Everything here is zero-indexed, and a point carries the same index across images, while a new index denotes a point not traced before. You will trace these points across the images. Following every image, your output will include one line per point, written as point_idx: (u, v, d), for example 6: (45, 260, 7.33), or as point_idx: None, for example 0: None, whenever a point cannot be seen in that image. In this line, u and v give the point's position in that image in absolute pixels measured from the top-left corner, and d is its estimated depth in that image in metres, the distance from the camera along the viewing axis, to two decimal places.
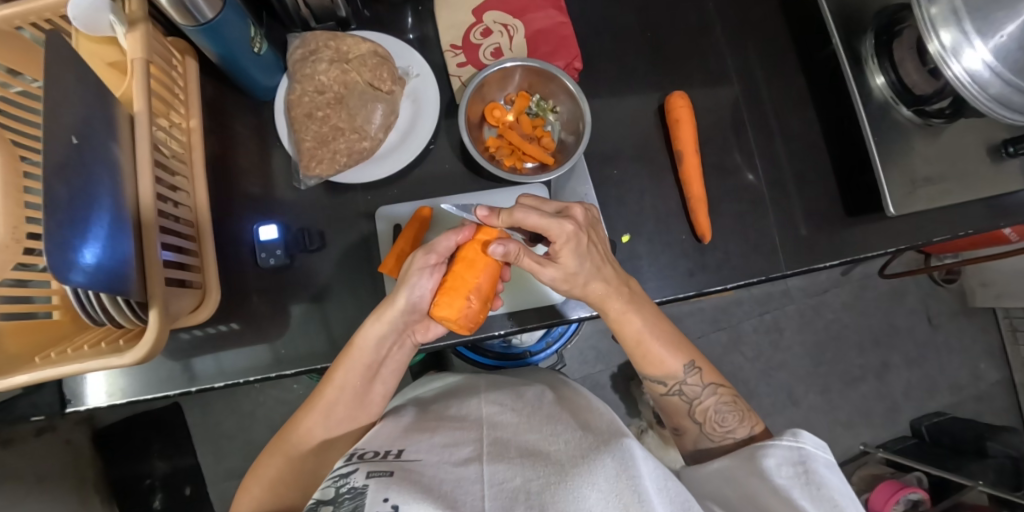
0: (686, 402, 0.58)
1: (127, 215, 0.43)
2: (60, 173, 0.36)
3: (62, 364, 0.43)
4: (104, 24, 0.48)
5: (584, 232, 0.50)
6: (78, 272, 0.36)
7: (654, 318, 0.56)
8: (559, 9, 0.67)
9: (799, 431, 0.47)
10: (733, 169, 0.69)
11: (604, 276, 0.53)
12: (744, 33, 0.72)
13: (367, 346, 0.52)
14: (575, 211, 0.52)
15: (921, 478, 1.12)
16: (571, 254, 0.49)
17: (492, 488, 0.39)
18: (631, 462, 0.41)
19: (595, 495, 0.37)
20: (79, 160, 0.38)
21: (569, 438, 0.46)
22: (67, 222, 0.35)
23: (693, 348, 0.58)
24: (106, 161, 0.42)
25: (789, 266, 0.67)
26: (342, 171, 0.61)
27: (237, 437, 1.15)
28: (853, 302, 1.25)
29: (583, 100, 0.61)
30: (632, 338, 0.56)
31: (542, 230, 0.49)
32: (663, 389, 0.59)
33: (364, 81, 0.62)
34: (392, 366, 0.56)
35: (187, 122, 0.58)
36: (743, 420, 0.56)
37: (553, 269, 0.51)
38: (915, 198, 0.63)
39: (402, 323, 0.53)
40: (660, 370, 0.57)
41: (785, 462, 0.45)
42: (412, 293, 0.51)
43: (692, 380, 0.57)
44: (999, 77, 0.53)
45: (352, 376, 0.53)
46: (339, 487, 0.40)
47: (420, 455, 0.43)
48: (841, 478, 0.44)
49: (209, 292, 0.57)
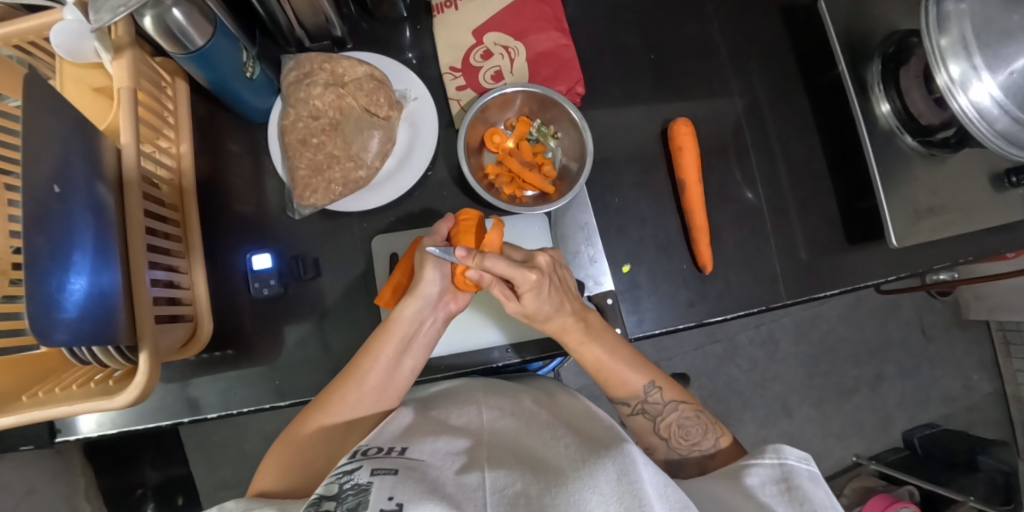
0: (651, 420, 0.56)
1: (111, 253, 0.41)
2: (42, 222, 0.34)
3: (52, 405, 0.43)
4: (88, 52, 0.46)
5: (548, 279, 0.50)
6: (62, 329, 0.35)
7: (612, 343, 0.55)
8: (561, 30, 0.65)
9: (782, 445, 0.46)
10: (735, 194, 0.68)
11: (567, 313, 0.53)
12: (747, 54, 0.71)
13: (406, 318, 0.54)
14: (538, 259, 0.52)
15: (913, 493, 1.13)
16: (534, 296, 0.49)
17: (494, 495, 0.38)
18: (632, 466, 0.39)
19: (595, 499, 0.36)
20: (62, 210, 0.36)
21: (570, 443, 0.44)
22: (50, 275, 0.34)
23: (653, 366, 0.58)
24: (92, 203, 0.40)
25: (789, 295, 0.66)
26: (337, 201, 0.59)
27: (228, 446, 1.20)
28: (848, 314, 1.25)
29: (585, 129, 0.59)
30: (592, 364, 0.56)
31: (510, 277, 0.48)
32: (627, 410, 0.57)
33: (360, 107, 0.59)
34: (422, 342, 0.57)
35: (176, 147, 0.57)
36: (708, 432, 0.55)
37: (518, 306, 0.52)
38: (918, 230, 0.62)
39: (433, 297, 0.55)
40: (621, 391, 0.56)
41: (769, 480, 0.44)
42: (439, 267, 0.54)
43: (654, 398, 0.56)
44: (1006, 113, 0.52)
45: (388, 348, 0.53)
46: (343, 484, 0.37)
47: (424, 457, 0.42)
48: (828, 494, 0.42)
49: (201, 323, 0.55)
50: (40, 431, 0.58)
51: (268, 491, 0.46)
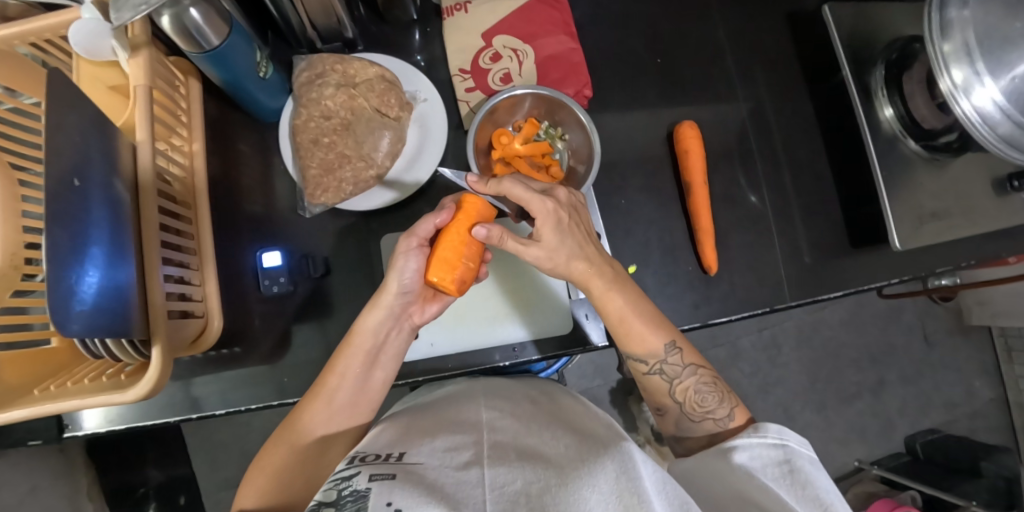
0: (668, 382, 0.56)
1: (126, 247, 0.42)
2: (57, 218, 0.34)
3: (64, 399, 0.43)
4: (105, 50, 0.48)
5: (565, 210, 0.51)
6: (77, 319, 0.35)
7: (636, 296, 0.55)
8: (569, 34, 0.66)
9: (782, 428, 0.48)
10: (739, 197, 0.69)
11: (588, 254, 0.52)
12: (752, 59, 0.71)
13: (368, 331, 0.54)
14: (557, 192, 0.53)
15: (915, 497, 1.12)
16: (552, 226, 0.50)
17: (494, 492, 0.37)
18: (631, 464, 0.41)
19: (595, 498, 0.37)
20: (80, 201, 0.37)
21: (569, 443, 0.45)
22: (66, 264, 0.34)
23: (674, 327, 0.56)
24: (107, 197, 0.40)
25: (794, 298, 0.66)
26: (347, 200, 0.60)
27: (232, 447, 1.19)
28: (850, 319, 1.25)
29: (593, 131, 0.60)
30: (614, 318, 0.54)
31: (524, 204, 0.49)
32: (644, 368, 0.57)
33: (371, 108, 0.59)
34: (390, 353, 0.57)
35: (188, 145, 0.57)
36: (723, 400, 0.55)
37: (537, 249, 0.51)
38: (921, 233, 0.62)
39: (398, 309, 0.55)
40: (642, 349, 0.55)
41: (771, 462, 0.46)
42: (401, 277, 0.53)
43: (673, 359, 0.55)
44: (1009, 118, 0.53)
45: (354, 363, 0.53)
46: (342, 491, 0.38)
47: (421, 459, 0.41)
48: (826, 477, 0.45)
49: (211, 320, 0.56)
50: (47, 426, 0.58)
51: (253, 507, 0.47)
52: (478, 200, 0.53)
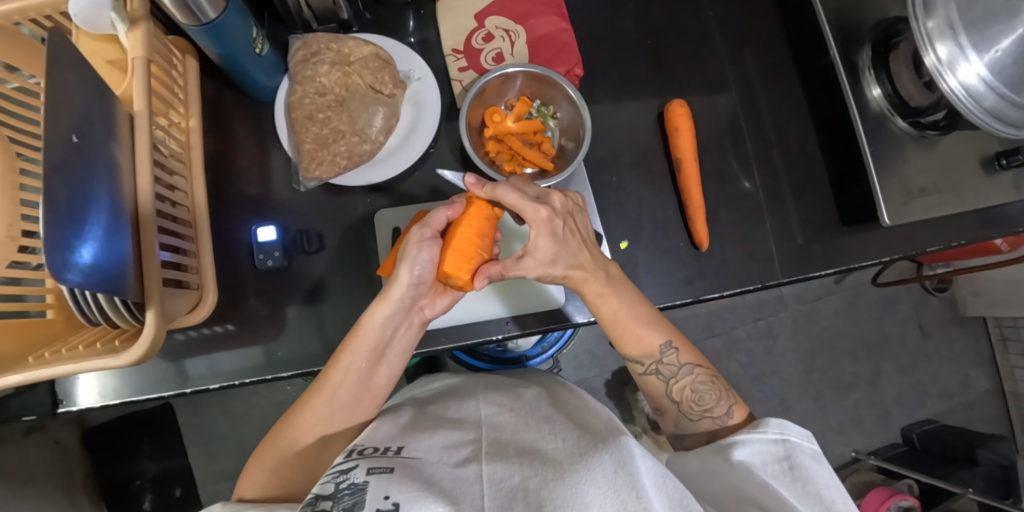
0: (664, 382, 0.56)
1: (128, 230, 0.42)
2: (52, 210, 0.34)
3: (59, 364, 0.43)
4: (105, 22, 0.49)
5: (559, 219, 0.51)
6: (75, 271, 0.35)
7: (631, 296, 0.55)
8: (561, 16, 0.67)
9: (784, 422, 0.48)
10: (731, 177, 0.70)
11: (581, 261, 0.52)
12: (742, 42, 0.73)
13: (374, 325, 0.52)
14: (553, 198, 0.53)
15: (911, 486, 1.14)
16: (544, 230, 0.50)
17: (491, 488, 0.38)
18: (629, 459, 0.40)
19: (592, 492, 0.37)
20: (82, 182, 0.37)
21: (568, 437, 0.45)
22: (67, 221, 0.35)
23: (671, 326, 0.57)
24: (110, 184, 0.41)
25: (785, 274, 0.67)
26: (342, 174, 0.61)
27: (226, 437, 1.13)
28: (845, 310, 1.26)
29: (583, 107, 0.61)
30: (609, 320, 0.55)
31: (517, 210, 0.51)
32: (641, 369, 0.57)
33: (365, 85, 0.61)
34: (397, 349, 0.56)
35: (186, 121, 0.58)
36: (722, 399, 0.55)
37: (532, 261, 0.50)
38: (909, 209, 0.63)
39: (407, 302, 0.54)
40: (638, 349, 0.56)
41: (771, 459, 0.46)
42: (413, 268, 0.52)
43: (669, 359, 0.56)
44: (994, 91, 0.54)
45: (357, 358, 0.52)
46: (339, 483, 0.37)
47: (420, 453, 0.41)
48: (828, 470, 0.45)
49: (206, 293, 0.56)
50: (41, 402, 0.58)
51: (254, 499, 0.48)
52: (483, 202, 0.53)
